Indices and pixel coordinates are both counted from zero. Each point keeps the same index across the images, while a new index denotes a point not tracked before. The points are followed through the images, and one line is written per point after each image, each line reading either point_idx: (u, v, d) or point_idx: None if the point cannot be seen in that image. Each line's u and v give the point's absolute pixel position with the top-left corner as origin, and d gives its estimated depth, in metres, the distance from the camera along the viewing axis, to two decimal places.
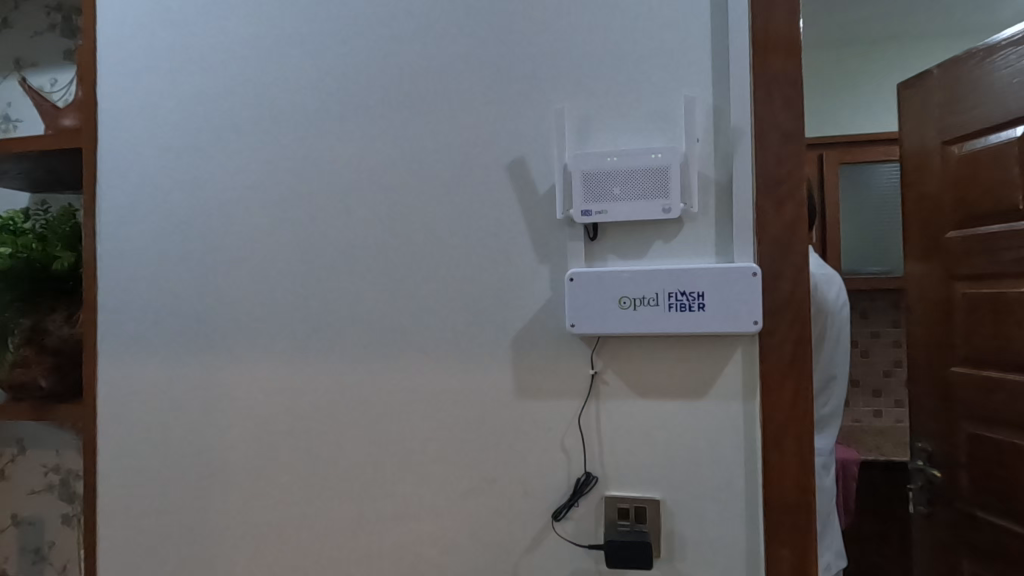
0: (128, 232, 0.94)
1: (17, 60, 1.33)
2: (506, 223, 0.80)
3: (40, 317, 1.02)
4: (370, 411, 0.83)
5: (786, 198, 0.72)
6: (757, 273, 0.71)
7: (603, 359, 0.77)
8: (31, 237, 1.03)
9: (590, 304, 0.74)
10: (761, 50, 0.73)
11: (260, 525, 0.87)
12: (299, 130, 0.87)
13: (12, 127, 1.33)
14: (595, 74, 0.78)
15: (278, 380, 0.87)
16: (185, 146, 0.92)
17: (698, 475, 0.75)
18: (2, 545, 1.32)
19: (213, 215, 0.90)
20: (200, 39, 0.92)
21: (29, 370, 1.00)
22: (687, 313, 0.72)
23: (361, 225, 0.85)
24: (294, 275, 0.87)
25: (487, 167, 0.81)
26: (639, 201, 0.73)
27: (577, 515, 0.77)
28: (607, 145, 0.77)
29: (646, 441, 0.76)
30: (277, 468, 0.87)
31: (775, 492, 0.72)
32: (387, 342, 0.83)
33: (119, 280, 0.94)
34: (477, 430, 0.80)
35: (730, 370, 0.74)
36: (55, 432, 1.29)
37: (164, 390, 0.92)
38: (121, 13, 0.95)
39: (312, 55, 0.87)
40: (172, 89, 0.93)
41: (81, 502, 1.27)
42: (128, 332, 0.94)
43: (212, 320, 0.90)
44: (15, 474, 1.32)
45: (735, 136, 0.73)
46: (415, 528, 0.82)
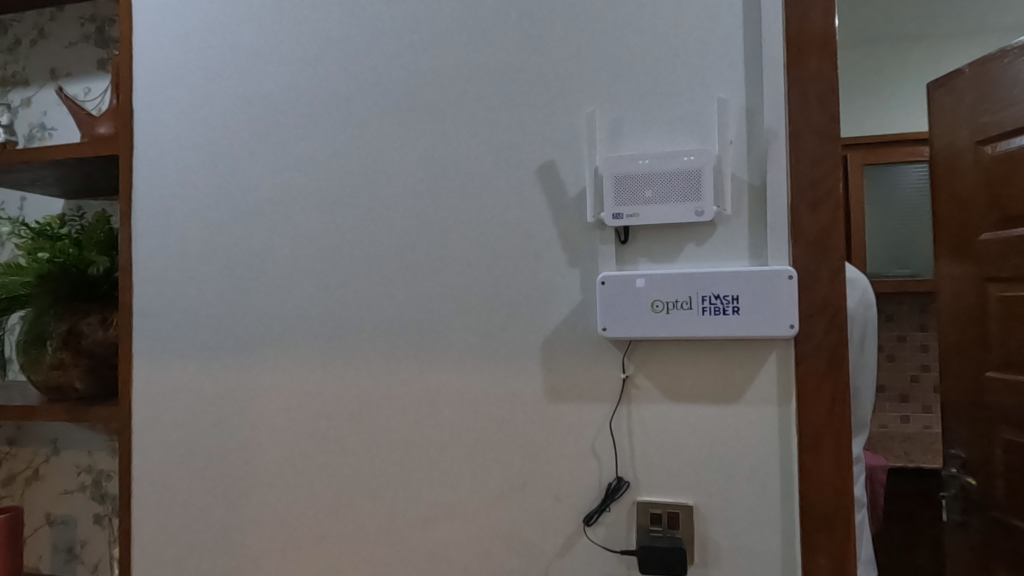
0: (161, 237, 0.96)
1: (52, 70, 1.36)
2: (536, 226, 0.80)
3: (75, 320, 1.03)
4: (400, 414, 0.84)
5: (822, 201, 0.71)
6: (793, 275, 0.70)
7: (634, 363, 0.77)
8: (67, 242, 1.06)
9: (623, 308, 0.74)
10: (795, 50, 0.72)
11: (291, 526, 0.88)
12: (330, 136, 0.88)
13: (47, 135, 1.36)
14: (626, 77, 0.78)
15: (309, 383, 0.88)
16: (218, 151, 0.94)
17: (731, 481, 0.74)
18: (35, 543, 1.35)
19: (246, 219, 0.91)
20: (233, 46, 0.93)
21: (65, 373, 1.03)
22: (721, 317, 0.72)
23: (391, 229, 0.85)
24: (325, 278, 0.88)
25: (516, 171, 0.81)
26: (671, 204, 0.72)
27: (608, 520, 0.77)
28: (638, 148, 0.77)
29: (678, 446, 0.76)
30: (308, 469, 0.87)
31: (812, 499, 0.71)
32: (418, 345, 0.84)
33: (154, 284, 0.96)
34: (508, 433, 0.80)
35: (765, 374, 0.73)
36: (87, 433, 1.32)
37: (197, 392, 0.93)
38: (155, 21, 0.97)
39: (343, 61, 0.88)
40: (206, 96, 0.94)
41: (113, 502, 1.29)
42: (161, 335, 0.95)
43: (244, 323, 0.91)
44: (49, 474, 1.35)
45: (769, 137, 0.73)
46: (446, 531, 0.82)
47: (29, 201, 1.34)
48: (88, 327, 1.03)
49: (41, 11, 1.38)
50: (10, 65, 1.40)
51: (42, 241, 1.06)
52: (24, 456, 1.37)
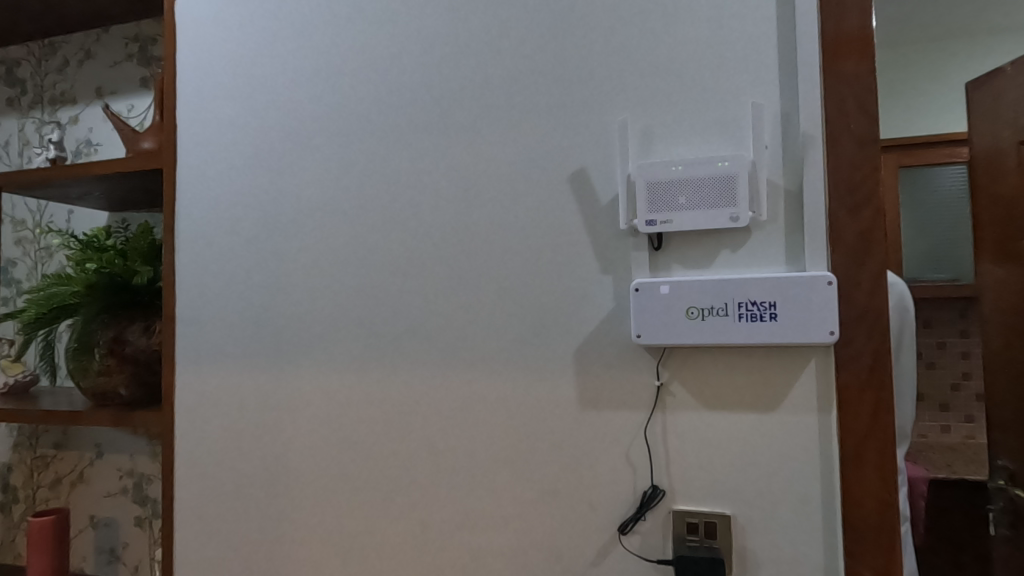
0: (201, 247, 0.99)
1: (98, 88, 1.42)
2: (568, 233, 0.81)
3: (120, 328, 1.08)
4: (434, 419, 0.85)
5: (861, 205, 0.70)
6: (832, 281, 0.69)
7: (668, 370, 0.76)
8: (113, 253, 1.10)
9: (657, 315, 0.74)
10: (831, 52, 0.71)
11: (327, 530, 0.89)
12: (364, 147, 0.90)
13: (93, 151, 1.42)
14: (658, 84, 0.78)
15: (344, 389, 0.89)
16: (257, 163, 0.96)
17: (770, 491, 0.73)
18: (79, 545, 1.40)
19: (283, 228, 0.94)
20: (271, 61, 0.96)
21: (111, 379, 1.08)
22: (758, 323, 0.71)
23: (425, 238, 0.87)
24: (360, 286, 0.89)
25: (548, 179, 0.82)
26: (705, 210, 0.72)
27: (644, 529, 0.76)
28: (671, 154, 0.77)
29: (714, 455, 0.75)
30: (344, 473, 0.89)
31: (855, 510, 0.70)
32: (451, 352, 0.85)
33: (194, 292, 0.99)
34: (542, 440, 0.80)
35: (804, 381, 0.72)
36: (129, 437, 1.36)
37: (236, 397, 0.95)
38: (197, 39, 1.01)
39: (377, 73, 0.90)
40: (245, 110, 0.97)
41: (153, 505, 1.33)
42: (202, 342, 0.98)
43: (281, 330, 0.93)
44: (93, 477, 1.39)
45: (806, 142, 0.72)
46: (479, 537, 0.82)
47: (76, 214, 1.40)
48: (131, 335, 1.08)
49: (88, 32, 1.44)
50: (58, 84, 1.47)
51: (90, 252, 1.10)
52: (70, 459, 1.42)
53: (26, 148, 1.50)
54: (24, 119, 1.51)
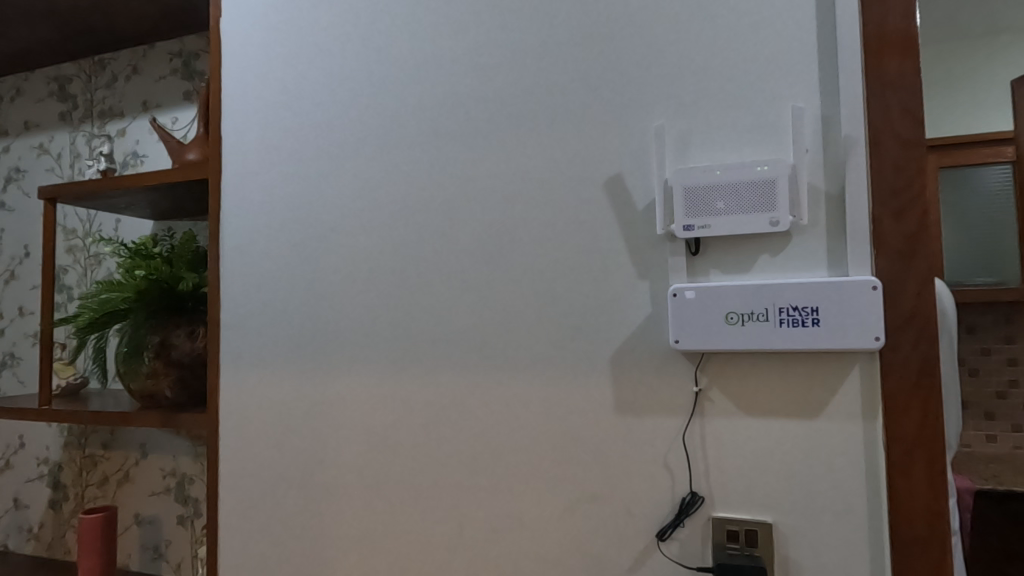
0: (243, 253, 1.02)
1: (144, 102, 1.48)
2: (604, 238, 0.81)
3: (166, 333, 1.12)
4: (471, 424, 0.86)
5: (906, 208, 0.69)
6: (877, 286, 0.68)
7: (707, 376, 0.76)
8: (160, 260, 1.14)
9: (695, 321, 0.74)
10: (874, 53, 0.70)
11: (365, 531, 0.91)
12: (403, 155, 0.92)
13: (139, 162, 1.48)
14: (694, 89, 0.78)
15: (382, 394, 0.91)
16: (298, 172, 0.99)
17: (814, 500, 0.72)
18: (125, 543, 1.45)
19: (322, 235, 0.96)
20: (313, 72, 0.98)
21: (157, 382, 1.12)
22: (801, 329, 0.70)
23: (461, 244, 0.88)
24: (397, 291, 0.91)
25: (584, 185, 0.82)
26: (745, 214, 0.72)
27: (682, 536, 0.76)
28: (708, 159, 0.77)
29: (755, 462, 0.74)
30: (382, 476, 0.90)
31: (902, 520, 0.68)
32: (488, 356, 0.86)
33: (236, 298, 1.02)
34: (576, 445, 0.81)
35: (848, 388, 0.71)
36: (173, 438, 1.41)
37: (277, 400, 0.98)
38: (240, 51, 1.04)
39: (414, 83, 0.92)
40: (287, 120, 1.00)
41: (195, 505, 1.37)
42: (244, 347, 1.01)
43: (322, 335, 0.95)
44: (138, 476, 1.44)
45: (847, 145, 0.71)
46: (515, 540, 0.83)
47: (123, 223, 1.46)
48: (177, 339, 1.12)
49: (134, 49, 1.50)
50: (107, 99, 1.53)
51: (138, 259, 1.15)
52: (116, 459, 1.47)
53: (77, 161, 1.57)
54: (75, 133, 1.58)
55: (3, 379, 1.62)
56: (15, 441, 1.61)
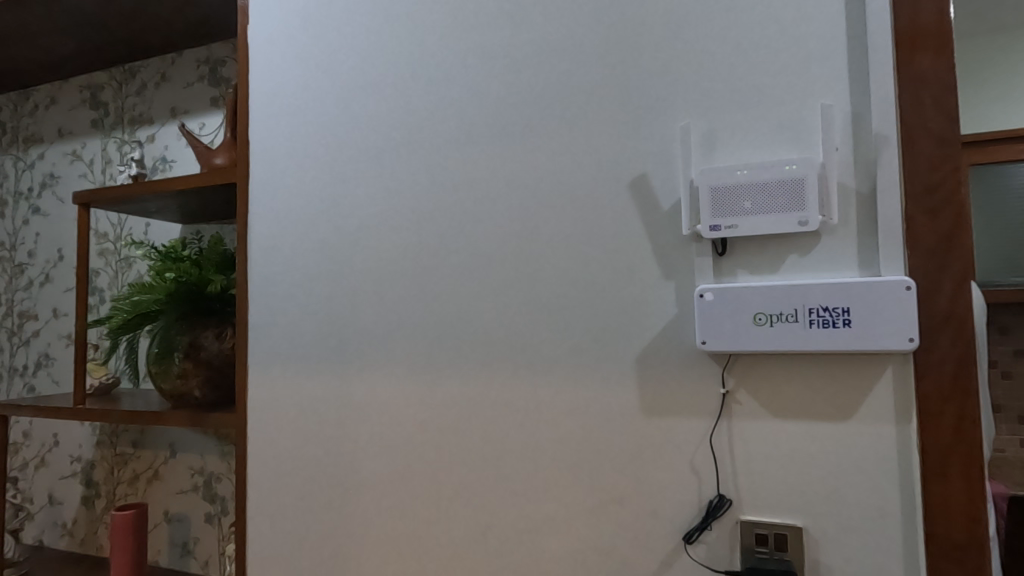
0: (269, 255, 1.03)
1: (173, 108, 1.52)
2: (629, 239, 0.81)
3: (195, 334, 1.14)
4: (495, 425, 0.86)
5: (940, 207, 0.67)
6: (911, 286, 0.67)
7: (734, 377, 0.75)
8: (189, 263, 1.16)
9: (723, 322, 0.73)
10: (906, 50, 0.69)
11: (390, 530, 0.92)
12: (426, 156, 0.93)
13: (168, 167, 1.52)
14: (720, 88, 0.77)
15: (407, 394, 0.92)
16: (323, 175, 1.00)
17: (845, 504, 0.71)
18: (154, 539, 1.48)
19: (347, 237, 0.97)
20: (337, 76, 1.00)
21: (187, 382, 1.14)
22: (831, 330, 0.69)
23: (485, 245, 0.88)
24: (421, 292, 0.92)
25: (608, 186, 0.82)
26: (773, 214, 0.71)
27: (709, 539, 0.75)
28: (735, 159, 0.76)
29: (784, 465, 0.73)
30: (407, 475, 0.91)
31: (938, 526, 0.67)
32: (512, 358, 0.86)
33: (263, 299, 1.03)
34: (601, 446, 0.81)
35: (880, 390, 0.70)
36: (200, 437, 1.44)
37: (303, 400, 0.99)
38: (267, 57, 1.06)
39: (436, 86, 0.93)
40: (311, 123, 1.01)
41: (223, 503, 1.40)
42: (270, 348, 1.02)
43: (348, 336, 0.96)
44: (167, 474, 1.47)
45: (879, 142, 0.70)
46: (540, 541, 0.83)
47: (153, 227, 1.50)
48: (205, 341, 1.14)
49: (163, 57, 1.54)
50: (137, 106, 1.57)
51: (168, 262, 1.18)
52: (146, 457, 1.51)
53: (108, 167, 1.61)
54: (106, 139, 1.62)
55: (39, 379, 1.67)
56: (49, 438, 1.66)
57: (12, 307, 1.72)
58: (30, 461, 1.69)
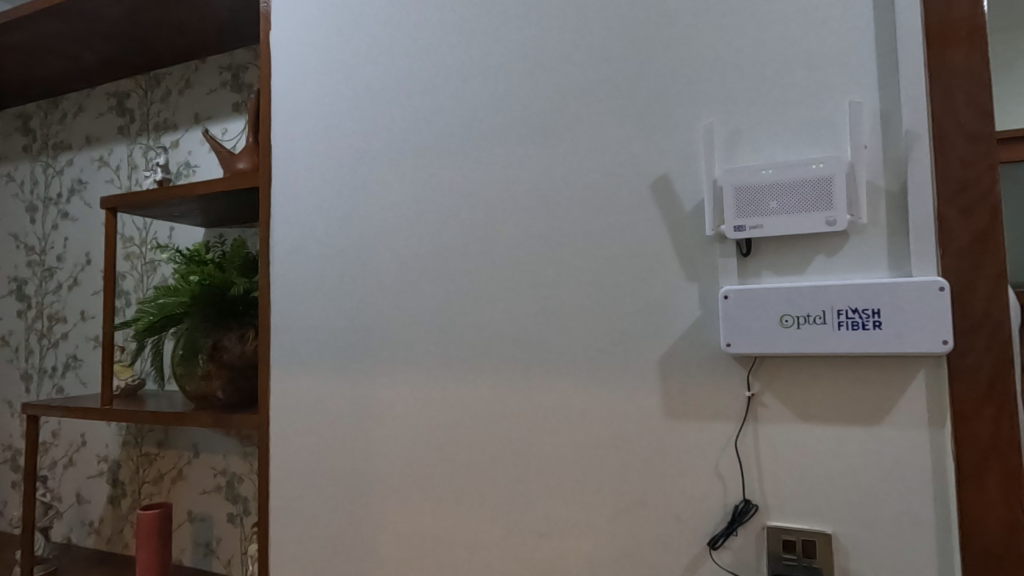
0: (291, 258, 1.04)
1: (196, 114, 1.55)
2: (651, 240, 0.80)
3: (219, 336, 1.16)
4: (516, 427, 0.86)
5: (975, 205, 0.65)
6: (945, 286, 0.65)
7: (760, 380, 0.74)
8: (212, 266, 1.18)
9: (748, 323, 0.72)
10: (937, 45, 0.68)
11: (411, 530, 0.92)
12: (445, 159, 0.93)
13: (191, 172, 1.55)
14: (744, 87, 0.76)
15: (428, 396, 0.92)
16: (343, 178, 1.00)
17: (876, 510, 0.69)
18: (178, 538, 1.50)
19: (367, 240, 0.98)
20: (356, 79, 1.00)
21: (210, 383, 1.16)
22: (860, 332, 0.67)
23: (505, 247, 0.88)
24: (441, 294, 0.92)
25: (630, 187, 0.81)
26: (800, 214, 0.70)
27: (735, 545, 0.74)
28: (759, 158, 0.75)
29: (812, 470, 0.71)
30: (428, 477, 0.91)
31: (975, 534, 0.65)
32: (533, 360, 0.86)
33: (284, 301, 1.04)
34: (623, 450, 0.80)
35: (912, 394, 0.68)
36: (223, 438, 1.46)
37: (324, 402, 1.00)
38: (287, 62, 1.06)
39: (455, 89, 0.93)
40: (331, 127, 1.02)
41: (244, 503, 1.42)
42: (292, 350, 1.03)
43: (368, 338, 0.97)
44: (190, 474, 1.50)
45: (909, 140, 0.68)
46: (561, 544, 0.82)
47: (177, 231, 1.53)
48: (228, 342, 1.16)
49: (187, 64, 1.57)
50: (161, 112, 1.60)
51: (192, 265, 1.20)
52: (170, 457, 1.53)
53: (134, 172, 1.65)
54: (132, 146, 1.65)
55: (67, 380, 1.71)
56: (77, 439, 1.69)
57: (42, 310, 1.76)
58: (58, 460, 1.72)
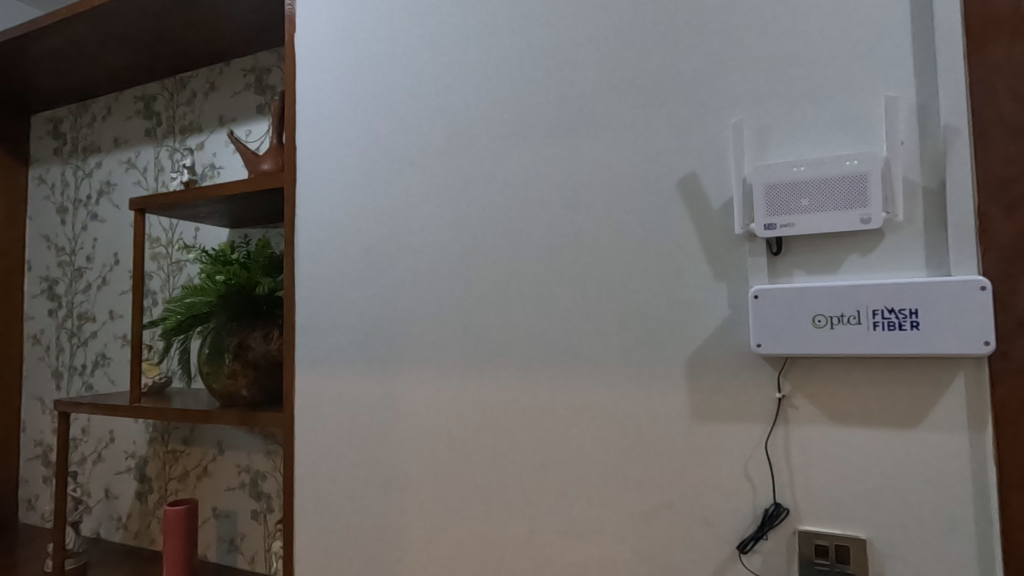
0: (315, 258, 1.05)
1: (221, 116, 1.57)
2: (678, 239, 0.79)
3: (244, 335, 1.17)
4: (541, 427, 0.86)
5: (1018, 201, 0.63)
6: (986, 286, 0.63)
7: (791, 381, 0.72)
8: (237, 266, 1.19)
9: (779, 323, 0.70)
10: (977, 38, 0.66)
11: (436, 530, 0.92)
12: (469, 158, 0.93)
13: (216, 173, 1.57)
14: (774, 83, 0.75)
15: (452, 396, 0.92)
16: (367, 179, 1.01)
17: (912, 516, 0.67)
18: (203, 534, 1.52)
19: (392, 240, 0.98)
20: (380, 80, 1.00)
21: (236, 382, 1.17)
22: (897, 332, 0.66)
23: (529, 245, 0.88)
24: (465, 294, 0.92)
25: (657, 185, 0.80)
26: (832, 212, 0.68)
27: (765, 549, 0.72)
28: (790, 155, 0.73)
29: (845, 474, 0.70)
30: (453, 477, 0.91)
31: (1017, 542, 0.62)
32: (557, 360, 0.85)
33: (309, 300, 1.05)
34: (649, 451, 0.79)
35: (952, 396, 0.66)
36: (246, 436, 1.47)
37: (348, 401, 1.00)
38: (311, 63, 1.07)
39: (479, 90, 0.93)
40: (355, 128, 1.02)
41: (268, 500, 1.43)
42: (316, 348, 1.04)
43: (392, 338, 0.97)
44: (215, 471, 1.52)
45: (948, 136, 0.66)
46: (587, 546, 0.82)
47: (202, 231, 1.55)
48: (253, 341, 1.17)
49: (212, 67, 1.59)
50: (187, 114, 1.63)
51: (218, 265, 1.21)
52: (196, 454, 1.55)
53: (161, 174, 1.68)
54: (158, 148, 1.68)
55: (96, 378, 1.74)
56: (105, 435, 1.73)
57: (72, 309, 1.80)
58: (87, 456, 1.76)
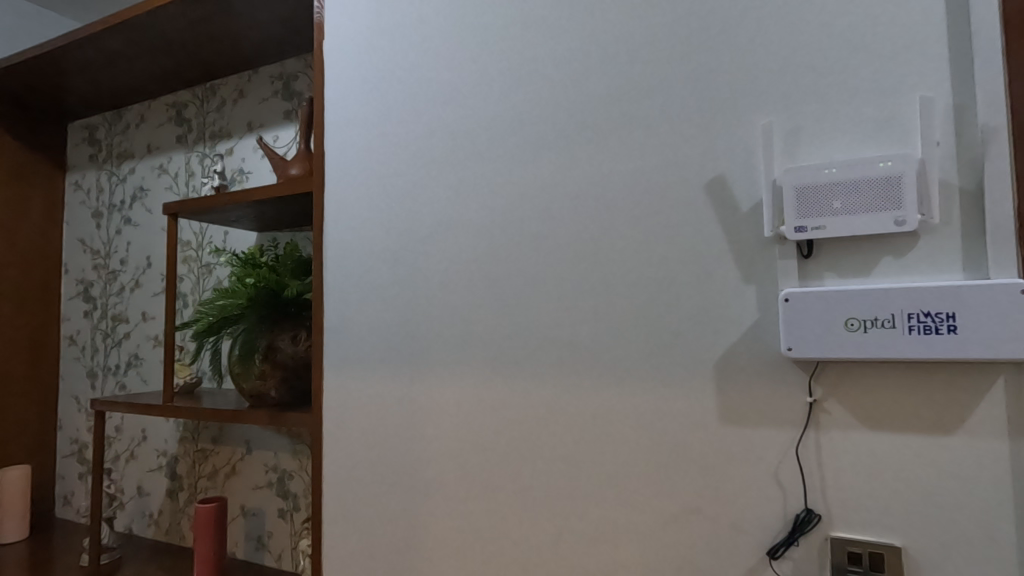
0: (343, 260, 1.06)
1: (249, 122, 1.60)
2: (706, 241, 0.79)
3: (273, 336, 1.20)
4: (566, 430, 0.86)
5: None
6: None
7: (823, 385, 0.71)
8: (266, 269, 1.21)
9: (810, 327, 0.70)
10: (1017, 36, 0.64)
11: (462, 531, 0.93)
12: (494, 162, 0.94)
13: (245, 178, 1.60)
14: (804, 84, 0.74)
15: (478, 397, 0.93)
16: (393, 183, 1.02)
17: (949, 524, 0.66)
18: (232, 532, 1.55)
19: (418, 243, 0.99)
20: (406, 85, 1.02)
21: (265, 382, 1.19)
22: (933, 336, 0.64)
23: (555, 248, 0.88)
24: (490, 296, 0.93)
25: (684, 188, 0.80)
26: (865, 214, 0.67)
27: (796, 555, 0.71)
28: (821, 157, 0.73)
29: (878, 480, 0.69)
30: (479, 478, 0.92)
31: None
32: (583, 362, 0.85)
33: (336, 302, 1.06)
34: (677, 455, 0.79)
35: (991, 402, 0.64)
36: (274, 436, 1.50)
37: (376, 402, 1.01)
38: (339, 69, 1.09)
39: (504, 94, 0.93)
40: (381, 132, 1.04)
41: (294, 499, 1.46)
42: (344, 350, 1.05)
43: (419, 340, 0.98)
44: (243, 470, 1.55)
45: (986, 136, 0.65)
46: (613, 548, 0.82)
47: (231, 235, 1.59)
48: (281, 343, 1.20)
49: (241, 74, 1.63)
50: (217, 120, 1.67)
51: (247, 268, 1.23)
52: (225, 453, 1.59)
53: (191, 179, 1.72)
54: (189, 153, 1.73)
55: (130, 378, 1.79)
56: (138, 434, 1.78)
57: (106, 310, 1.86)
58: (120, 454, 1.81)
